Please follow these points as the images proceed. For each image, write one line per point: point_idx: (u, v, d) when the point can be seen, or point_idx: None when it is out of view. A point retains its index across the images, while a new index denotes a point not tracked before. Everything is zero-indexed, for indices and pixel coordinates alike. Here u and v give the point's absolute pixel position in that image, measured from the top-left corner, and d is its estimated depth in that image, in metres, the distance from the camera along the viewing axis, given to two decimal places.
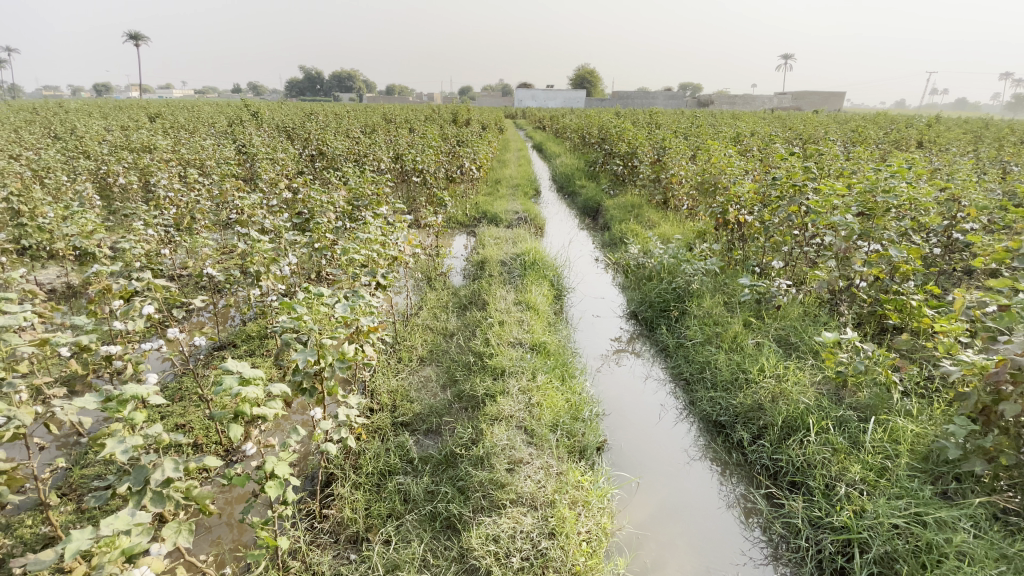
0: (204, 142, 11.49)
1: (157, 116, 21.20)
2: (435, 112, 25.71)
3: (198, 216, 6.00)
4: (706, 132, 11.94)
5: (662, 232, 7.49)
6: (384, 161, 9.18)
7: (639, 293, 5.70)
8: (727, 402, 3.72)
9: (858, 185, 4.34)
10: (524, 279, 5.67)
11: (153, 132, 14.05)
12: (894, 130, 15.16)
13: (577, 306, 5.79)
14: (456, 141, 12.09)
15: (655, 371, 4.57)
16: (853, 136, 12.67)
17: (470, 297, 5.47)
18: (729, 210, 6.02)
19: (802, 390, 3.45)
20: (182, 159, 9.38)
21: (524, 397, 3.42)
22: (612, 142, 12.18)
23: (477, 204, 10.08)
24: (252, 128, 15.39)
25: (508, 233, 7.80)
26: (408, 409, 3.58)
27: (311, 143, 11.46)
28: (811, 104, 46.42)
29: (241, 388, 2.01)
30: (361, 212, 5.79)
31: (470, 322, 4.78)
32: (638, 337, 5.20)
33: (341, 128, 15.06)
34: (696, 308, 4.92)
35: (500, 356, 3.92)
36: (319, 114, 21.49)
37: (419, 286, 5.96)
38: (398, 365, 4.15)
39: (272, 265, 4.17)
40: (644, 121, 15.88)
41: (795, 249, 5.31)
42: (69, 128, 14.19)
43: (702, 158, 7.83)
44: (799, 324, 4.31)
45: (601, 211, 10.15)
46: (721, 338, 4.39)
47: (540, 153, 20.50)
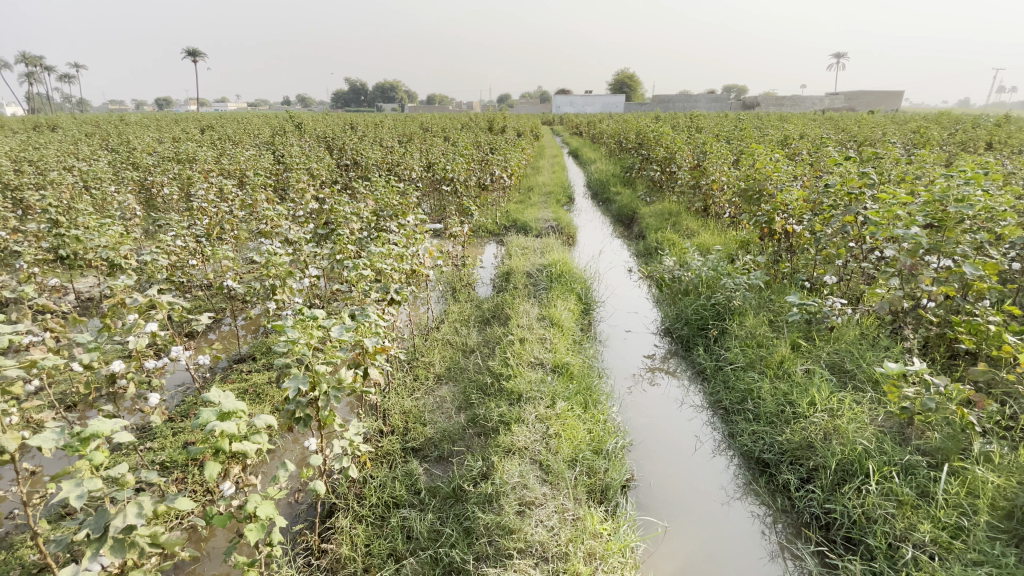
0: (246, 153, 11.86)
1: (208, 128, 22.24)
2: (472, 119, 25.82)
3: (228, 226, 6.07)
4: (752, 135, 11.33)
5: (701, 242, 7.05)
6: (415, 169, 9.13)
7: (675, 309, 5.33)
8: (772, 438, 3.32)
9: (924, 192, 3.85)
10: (550, 293, 5.40)
11: (200, 144, 14.67)
12: (960, 131, 13.99)
13: (607, 321, 5.47)
14: (489, 149, 11.96)
15: (691, 395, 4.20)
16: (914, 137, 11.75)
17: (493, 311, 5.25)
18: (775, 219, 5.56)
19: (860, 429, 3.02)
20: (222, 170, 9.65)
21: (541, 426, 3.15)
22: (649, 147, 11.75)
23: (508, 212, 9.89)
24: (292, 139, 15.84)
25: (536, 243, 7.55)
26: (420, 433, 3.37)
27: (346, 153, 11.61)
28: (866, 104, 43.99)
29: (219, 422, 1.84)
30: (385, 222, 5.69)
31: (491, 338, 4.55)
32: (673, 356, 4.84)
33: (378, 137, 15.26)
34: (737, 328, 4.51)
35: (518, 378, 3.67)
36: (359, 124, 21.99)
37: (443, 298, 5.78)
38: (413, 384, 3.96)
39: (288, 278, 4.08)
40: (684, 125, 15.31)
41: (850, 263, 4.81)
42: (124, 141, 15.00)
43: (745, 163, 7.35)
44: (856, 348, 3.85)
45: (636, 219, 9.76)
46: (765, 362, 3.97)
47: (576, 159, 20.18)
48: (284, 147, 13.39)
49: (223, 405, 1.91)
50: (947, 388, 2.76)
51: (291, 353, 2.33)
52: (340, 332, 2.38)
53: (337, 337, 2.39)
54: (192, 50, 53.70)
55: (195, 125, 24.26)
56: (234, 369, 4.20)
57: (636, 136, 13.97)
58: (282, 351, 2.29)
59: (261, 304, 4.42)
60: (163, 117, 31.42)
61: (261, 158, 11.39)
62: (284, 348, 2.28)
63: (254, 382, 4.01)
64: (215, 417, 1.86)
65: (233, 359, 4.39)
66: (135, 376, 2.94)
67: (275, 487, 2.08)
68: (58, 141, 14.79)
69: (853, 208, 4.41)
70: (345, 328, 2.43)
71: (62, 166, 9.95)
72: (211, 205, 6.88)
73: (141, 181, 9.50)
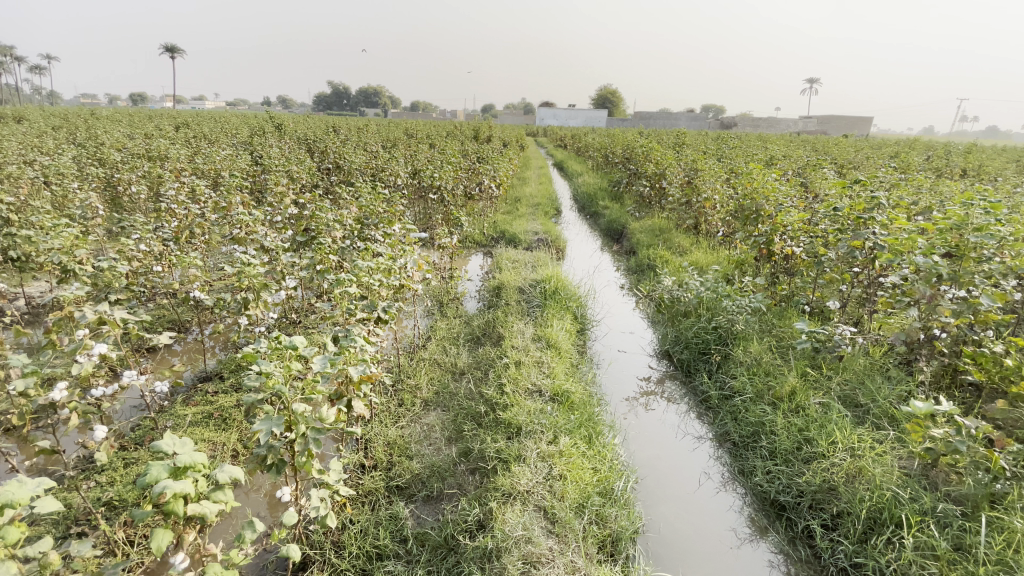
0: (223, 152, 11.37)
1: (183, 125, 21.50)
2: (457, 127, 25.60)
3: (199, 229, 5.63)
4: (740, 153, 11.37)
5: (695, 261, 6.90)
6: (401, 176, 8.80)
7: (672, 331, 5.12)
8: (789, 478, 3.09)
9: (940, 219, 3.69)
10: (544, 310, 5.13)
11: (173, 142, 14.07)
12: (933, 158, 14.38)
13: (602, 341, 5.23)
14: (476, 158, 11.70)
15: (694, 423, 3.99)
16: (893, 162, 11.97)
17: (484, 329, 4.94)
18: (774, 241, 5.43)
19: (886, 472, 2.82)
20: (196, 169, 9.16)
21: (543, 466, 2.85)
22: (638, 162, 11.67)
23: (495, 223, 9.63)
24: (272, 139, 15.35)
25: (526, 256, 7.30)
26: (406, 469, 3.04)
27: (328, 156, 11.21)
28: (838, 128, 45.60)
29: (171, 481, 1.51)
30: (370, 231, 5.34)
31: (483, 360, 4.24)
32: (672, 380, 4.61)
33: (361, 141, 14.89)
34: (741, 354, 4.30)
35: (516, 408, 3.36)
36: (342, 128, 21.54)
37: (429, 314, 5.47)
38: (398, 410, 3.62)
39: (263, 291, 3.70)
40: (671, 141, 15.34)
41: (853, 288, 4.68)
42: (91, 135, 14.29)
43: (740, 182, 7.26)
44: (868, 380, 3.69)
45: (625, 234, 9.62)
46: (774, 393, 3.76)
47: (561, 171, 20.13)
48: (262, 148, 12.89)
49: (177, 458, 1.58)
50: (979, 429, 2.55)
51: (263, 389, 1.98)
52: (324, 365, 2.05)
53: (320, 370, 2.06)
54: (171, 45, 52.26)
55: (170, 121, 23.48)
56: (199, 391, 3.80)
57: (624, 150, 13.92)
58: (253, 386, 1.93)
59: (231, 319, 4.03)
60: (137, 113, 30.34)
61: (238, 158, 10.91)
62: (256, 383, 1.93)
63: (220, 405, 3.62)
64: (166, 474, 1.53)
65: (197, 378, 4.00)
66: (78, 405, 2.54)
67: (239, 552, 1.74)
68: (20, 133, 14.01)
69: (861, 233, 4.26)
70: (329, 359, 2.10)
71: (21, 158, 9.31)
72: (182, 206, 6.42)
73: (106, 177, 8.93)
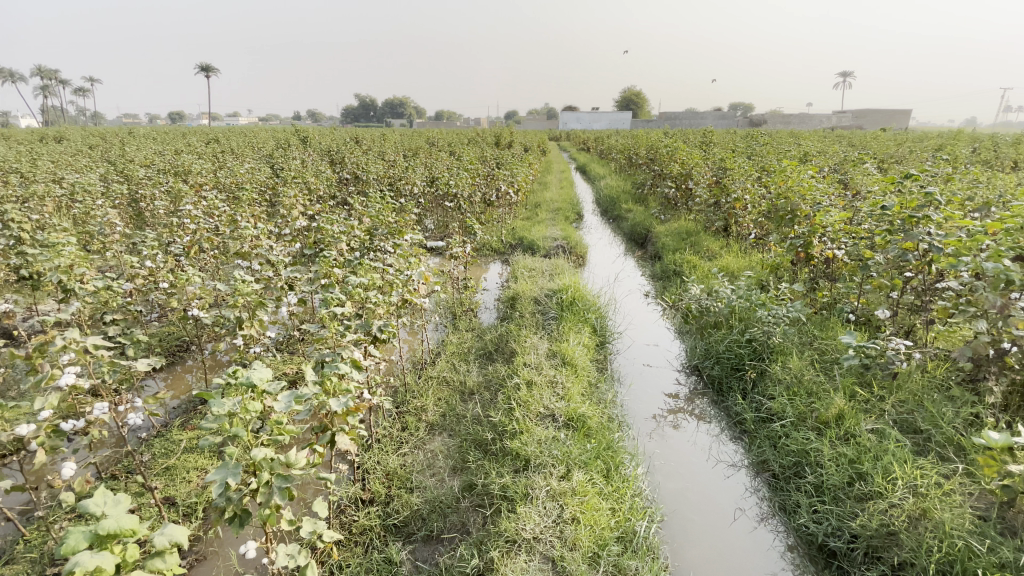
0: (244, 166, 11.48)
1: (212, 141, 22.16)
2: (478, 133, 25.54)
3: (209, 244, 5.55)
4: (772, 150, 10.79)
5: (724, 266, 6.47)
6: (416, 184, 8.64)
7: (701, 343, 4.72)
8: (840, 519, 2.67)
9: (1011, 215, 3.20)
10: (560, 323, 4.80)
11: (200, 157, 14.38)
12: (983, 149, 13.39)
13: (624, 355, 4.88)
14: (494, 163, 11.47)
15: (728, 448, 3.60)
16: (939, 154, 11.18)
17: (497, 343, 4.65)
18: (813, 244, 4.98)
19: (961, 517, 2.36)
20: (216, 184, 9.22)
21: (554, 506, 2.52)
22: (663, 163, 11.24)
23: (514, 229, 9.35)
24: (295, 152, 15.53)
25: (545, 263, 6.99)
26: (405, 504, 2.78)
27: (347, 166, 11.17)
28: (875, 122, 43.75)
29: (88, 553, 1.26)
30: (379, 242, 5.13)
31: (494, 380, 3.94)
32: (701, 399, 4.23)
33: (382, 151, 14.87)
34: (780, 371, 3.87)
35: (525, 436, 3.05)
36: (365, 138, 21.83)
37: (441, 328, 5.23)
38: (401, 436, 3.37)
39: (258, 309, 3.49)
40: (697, 140, 14.81)
41: (905, 295, 4.19)
42: (124, 153, 14.73)
43: (772, 181, 6.78)
44: (928, 402, 3.23)
45: (650, 238, 9.22)
46: (818, 417, 3.33)
47: (584, 175, 19.81)
48: (284, 161, 12.99)
49: (101, 524, 1.34)
50: None
51: (220, 432, 1.73)
52: (287, 405, 1.76)
53: (283, 410, 1.77)
54: (206, 65, 54.12)
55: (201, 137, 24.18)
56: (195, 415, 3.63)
57: (647, 151, 13.47)
58: (208, 429, 1.68)
59: (229, 338, 3.85)
60: (170, 130, 31.45)
61: (258, 171, 10.97)
62: (211, 425, 1.68)
63: None
64: (84, 544, 1.29)
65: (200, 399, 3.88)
66: (47, 439, 2.36)
67: None
68: (59, 152, 14.58)
69: (916, 232, 3.77)
70: (296, 394, 1.82)
71: (51, 177, 9.56)
72: (195, 221, 6.38)
73: (131, 194, 9.09)
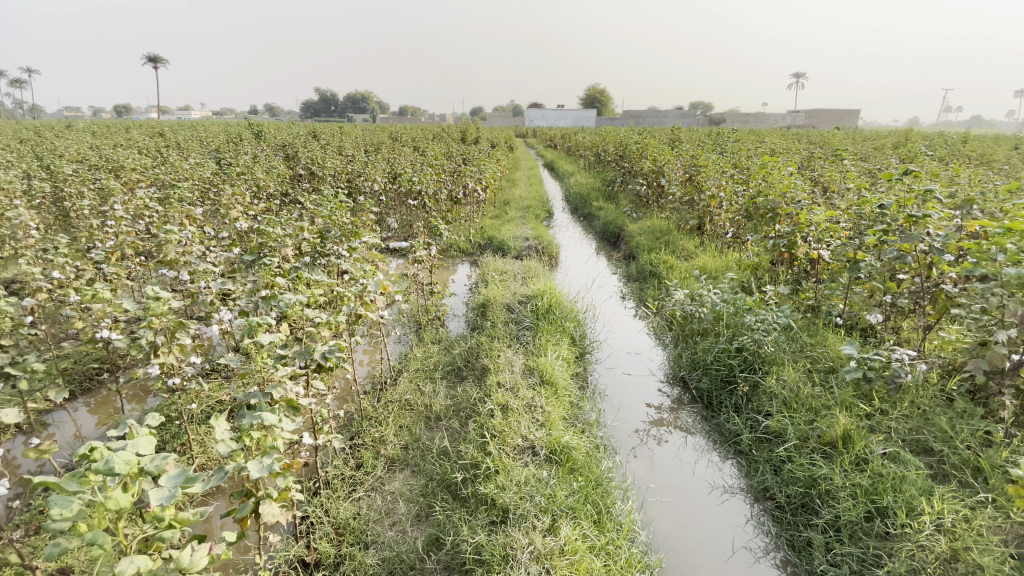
0: (188, 161, 10.56)
1: (156, 133, 20.70)
2: (443, 129, 24.90)
3: (134, 249, 4.85)
4: (741, 147, 10.71)
5: (702, 266, 6.21)
6: (377, 181, 8.07)
7: (687, 353, 4.38)
8: (861, 562, 2.37)
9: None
10: (536, 334, 4.37)
11: (138, 151, 13.23)
12: (932, 147, 13.85)
13: (603, 365, 4.51)
14: (460, 159, 10.97)
15: (722, 471, 3.28)
16: (897, 152, 11.39)
17: (467, 358, 4.18)
18: (798, 244, 4.74)
19: (1002, 563, 2.07)
20: (152, 180, 8.35)
21: (538, 568, 2.10)
22: (633, 159, 11.00)
23: (482, 228, 8.90)
24: (247, 146, 14.53)
25: (515, 265, 6.57)
26: (358, 567, 2.30)
27: (301, 161, 10.41)
28: (828, 121, 45.39)
29: None
30: (332, 246, 4.56)
31: (464, 404, 3.48)
32: (689, 414, 3.89)
33: (342, 145, 14.12)
34: (774, 384, 3.57)
35: (502, 478, 2.61)
36: (323, 132, 20.86)
37: (404, 341, 4.74)
38: (355, 477, 2.88)
39: (178, 332, 2.89)
40: (665, 136, 14.69)
41: (898, 299, 3.96)
42: (51, 145, 13.42)
43: (750, 178, 6.57)
44: (935, 417, 2.99)
45: (622, 236, 8.95)
46: (823, 437, 3.03)
47: (551, 172, 19.55)
48: (233, 156, 12.11)
49: None
50: None
51: (75, 534, 1.21)
52: (170, 496, 1.23)
53: (166, 502, 1.24)
54: (155, 55, 51.20)
55: (148, 131, 22.67)
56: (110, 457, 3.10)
57: (616, 147, 13.25)
58: (57, 532, 1.17)
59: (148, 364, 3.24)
60: (112, 123, 29.47)
61: (203, 166, 10.08)
62: (61, 527, 1.16)
63: None
64: None
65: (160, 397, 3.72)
66: None
67: None
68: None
69: (915, 232, 3.54)
70: (186, 476, 1.30)
71: None
72: (121, 223, 5.64)
73: (54, 191, 8.15)
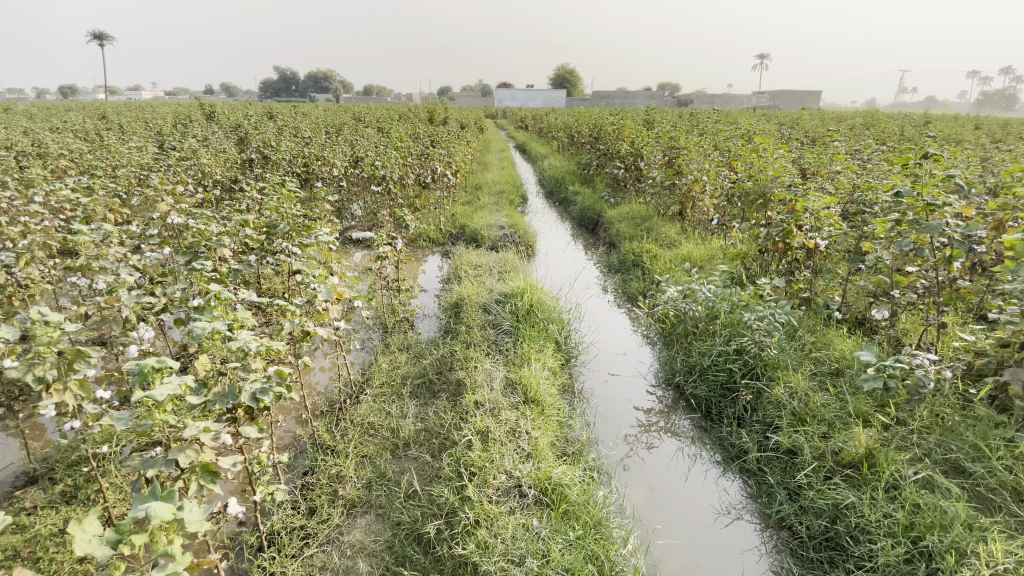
0: (127, 144, 9.57)
1: (97, 114, 19.12)
2: (411, 111, 23.90)
3: (46, 249, 4.15)
4: (719, 128, 10.43)
5: (688, 256, 5.88)
6: (336, 166, 7.39)
7: (680, 355, 4.01)
8: None
9: None
10: (516, 339, 3.94)
11: (72, 133, 12.03)
12: (902, 128, 13.91)
13: (589, 370, 4.11)
14: (428, 142, 10.33)
15: (728, 493, 2.93)
16: (870, 132, 11.30)
17: (439, 369, 3.71)
18: (794, 234, 4.42)
19: None
20: (82, 166, 7.46)
21: None
22: (609, 141, 10.57)
23: (454, 216, 8.34)
24: (196, 128, 13.44)
25: (490, 257, 6.10)
26: None
27: (254, 144, 9.55)
28: (793, 102, 46.03)
29: None
30: (280, 244, 3.96)
31: (437, 429, 3.03)
32: (687, 426, 3.53)
33: (301, 127, 13.21)
34: (782, 394, 3.23)
35: (484, 531, 2.18)
36: (281, 113, 19.71)
37: (369, 349, 4.24)
38: (308, 530, 2.40)
39: (76, 364, 2.31)
40: (640, 118, 14.31)
41: (905, 294, 3.67)
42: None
43: (737, 162, 6.21)
44: (963, 430, 2.70)
45: (600, 223, 8.58)
46: (844, 458, 2.71)
47: (523, 155, 19.01)
48: (178, 138, 11.10)
49: None
50: None
51: None
52: None
53: None
54: (100, 31, 47.88)
55: (89, 111, 20.95)
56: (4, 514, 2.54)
57: (590, 128, 12.78)
58: None
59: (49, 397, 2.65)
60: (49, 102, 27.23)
61: (143, 149, 9.13)
62: None
63: (22, 546, 2.35)
64: None
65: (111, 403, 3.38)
66: None
67: None
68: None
69: (933, 222, 3.21)
70: None
71: None
72: (34, 217, 4.86)
73: None
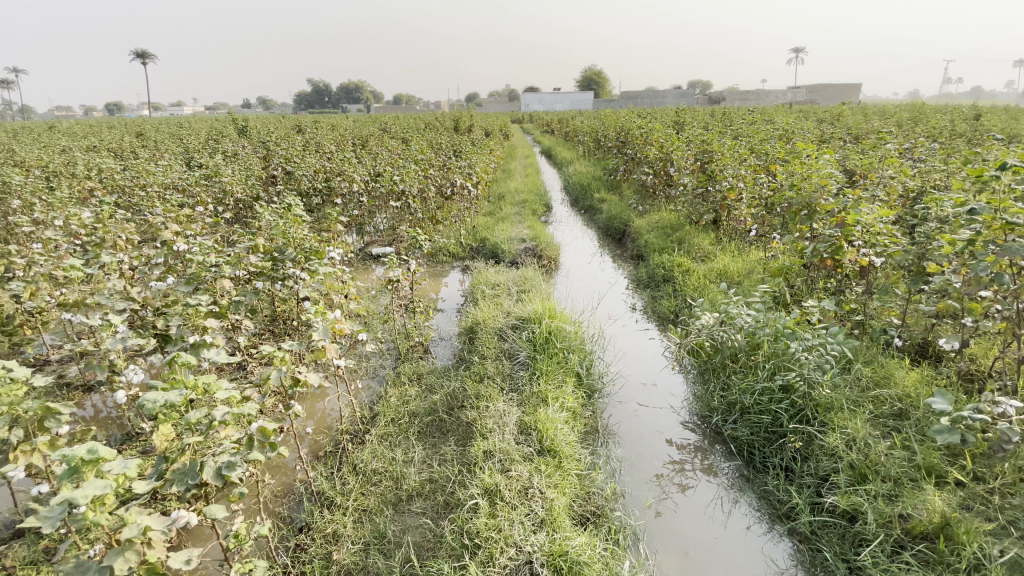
0: (157, 164, 9.75)
1: (139, 132, 19.91)
2: (437, 119, 23.92)
3: (57, 279, 4.09)
4: (755, 129, 9.84)
5: (724, 271, 5.43)
6: (355, 181, 7.25)
7: (717, 390, 3.61)
8: None
9: None
10: (534, 373, 3.62)
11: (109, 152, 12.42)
12: (957, 121, 12.93)
13: (615, 405, 3.73)
14: (450, 152, 10.14)
15: (776, 563, 2.50)
16: (923, 128, 10.47)
17: (450, 406, 3.43)
18: (844, 251, 3.94)
19: None
20: (110, 188, 7.57)
21: None
22: (636, 145, 10.13)
23: (474, 229, 8.08)
24: (226, 144, 13.70)
25: (511, 274, 5.82)
26: None
27: (278, 159, 9.56)
28: (832, 96, 44.14)
29: None
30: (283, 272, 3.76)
31: (443, 480, 2.75)
32: (726, 473, 3.12)
33: (326, 140, 13.27)
34: (838, 444, 2.80)
35: None
36: (311, 126, 20.05)
37: (379, 379, 4.00)
38: None
39: (46, 422, 2.14)
40: (670, 119, 13.76)
41: (980, 322, 3.17)
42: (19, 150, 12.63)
43: (776, 167, 5.71)
44: None
45: (628, 232, 8.18)
46: (916, 529, 2.28)
47: (549, 160, 18.69)
48: (208, 155, 11.29)
49: None
50: None
51: None
52: None
53: None
54: (145, 52, 50.32)
55: (132, 129, 21.87)
56: None
57: (617, 132, 12.35)
58: None
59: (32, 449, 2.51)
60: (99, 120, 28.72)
61: (171, 168, 9.25)
62: None
63: None
64: None
65: (111, 444, 3.24)
66: None
67: None
68: None
69: (1015, 242, 2.73)
70: None
71: None
72: (51, 244, 4.85)
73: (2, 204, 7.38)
